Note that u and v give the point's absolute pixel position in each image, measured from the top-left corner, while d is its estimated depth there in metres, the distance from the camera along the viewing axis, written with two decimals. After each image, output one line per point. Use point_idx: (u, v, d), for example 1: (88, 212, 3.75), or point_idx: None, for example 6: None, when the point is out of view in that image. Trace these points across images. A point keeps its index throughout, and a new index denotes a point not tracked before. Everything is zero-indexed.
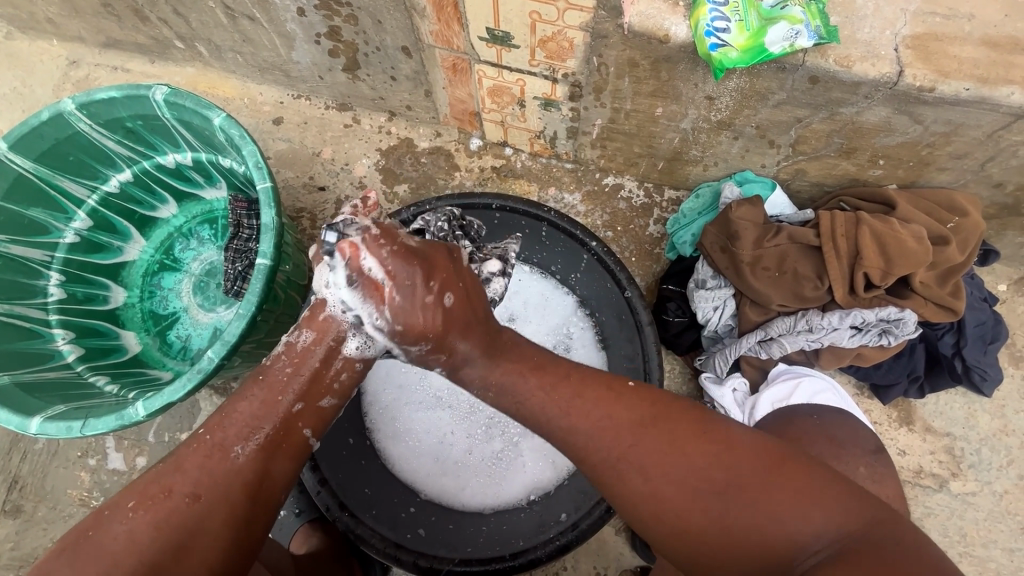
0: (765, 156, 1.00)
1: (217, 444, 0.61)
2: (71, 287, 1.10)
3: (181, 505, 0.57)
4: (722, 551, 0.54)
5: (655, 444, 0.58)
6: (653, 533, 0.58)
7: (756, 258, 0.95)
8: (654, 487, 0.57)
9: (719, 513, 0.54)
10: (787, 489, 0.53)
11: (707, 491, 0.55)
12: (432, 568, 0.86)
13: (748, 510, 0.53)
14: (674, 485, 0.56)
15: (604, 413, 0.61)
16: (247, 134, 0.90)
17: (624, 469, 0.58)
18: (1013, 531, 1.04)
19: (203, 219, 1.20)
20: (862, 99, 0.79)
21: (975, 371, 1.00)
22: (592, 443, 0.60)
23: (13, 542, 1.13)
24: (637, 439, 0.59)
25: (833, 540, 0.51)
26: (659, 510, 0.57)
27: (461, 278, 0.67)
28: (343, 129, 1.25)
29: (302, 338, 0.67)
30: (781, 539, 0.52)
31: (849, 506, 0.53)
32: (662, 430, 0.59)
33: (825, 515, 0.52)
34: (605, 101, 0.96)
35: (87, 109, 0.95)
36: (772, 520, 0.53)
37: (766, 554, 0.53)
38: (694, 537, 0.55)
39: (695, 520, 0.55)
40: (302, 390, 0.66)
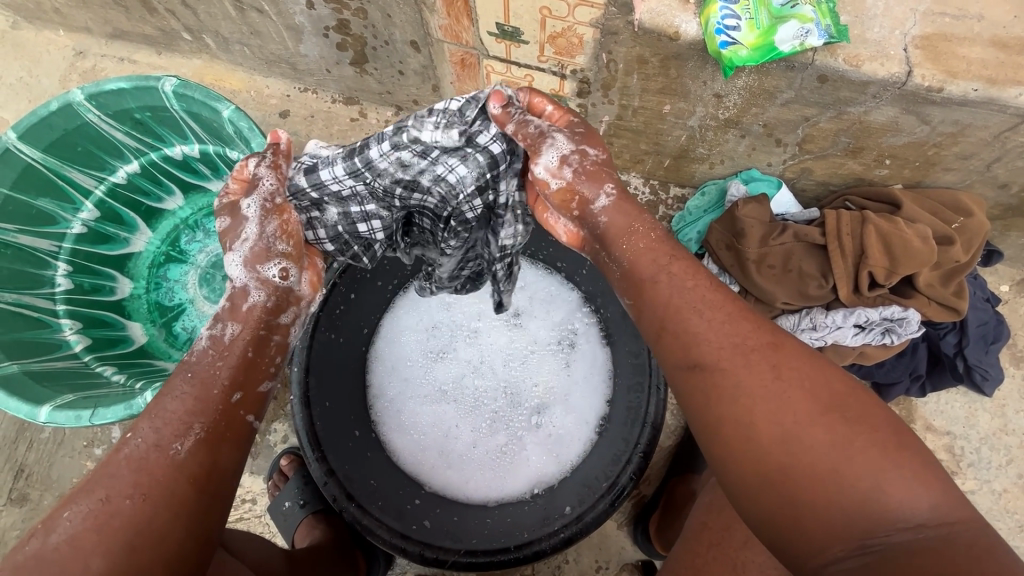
0: (771, 155, 1.00)
1: (160, 438, 0.57)
2: (78, 278, 1.10)
3: (121, 505, 0.54)
4: (812, 485, 0.49)
5: (795, 353, 0.55)
6: (741, 438, 0.53)
7: (761, 256, 0.96)
8: (773, 389, 0.53)
9: (834, 445, 0.50)
10: (910, 460, 0.49)
11: (827, 419, 0.51)
12: (437, 559, 0.82)
13: (858, 457, 0.49)
14: (798, 399, 0.52)
15: (743, 317, 0.58)
16: (256, 126, 0.90)
17: (753, 361, 0.55)
18: (1011, 529, 1.05)
19: (209, 211, 1.20)
20: (870, 98, 0.80)
21: (977, 370, 1.00)
22: (727, 328, 0.57)
23: (20, 530, 1.14)
24: (776, 345, 0.56)
25: (941, 525, 0.47)
26: (766, 419, 0.52)
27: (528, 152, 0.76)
28: (349, 122, 1.26)
29: (229, 332, 0.66)
30: (882, 498, 0.47)
31: (961, 504, 0.48)
32: (800, 353, 0.55)
33: (937, 501, 0.47)
34: (613, 98, 0.96)
35: (96, 100, 0.95)
36: (879, 479, 0.48)
37: (863, 512, 0.48)
38: (790, 459, 0.50)
39: (806, 441, 0.50)
40: (236, 376, 0.64)
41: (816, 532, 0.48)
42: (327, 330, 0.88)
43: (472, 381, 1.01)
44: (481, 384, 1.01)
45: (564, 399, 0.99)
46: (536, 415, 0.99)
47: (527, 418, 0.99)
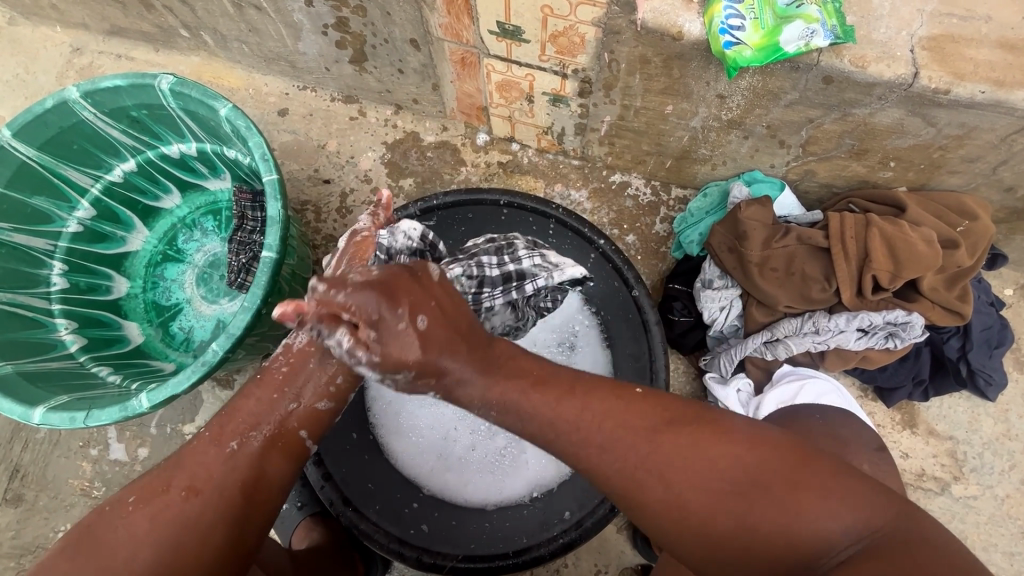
0: (775, 156, 0.99)
1: (217, 438, 0.60)
2: (74, 277, 1.09)
3: (179, 501, 0.57)
4: (747, 554, 0.52)
5: (673, 447, 0.54)
6: (667, 535, 0.56)
7: (764, 258, 0.95)
8: (675, 489, 0.54)
9: (741, 518, 0.52)
10: (809, 493, 0.51)
11: (727, 500, 0.52)
12: (435, 564, 0.86)
13: (770, 512, 0.51)
14: (694, 493, 0.53)
15: (619, 428, 0.56)
16: (253, 126, 0.89)
17: (646, 476, 0.55)
18: (1014, 535, 1.04)
19: (207, 210, 1.19)
20: (876, 100, 0.79)
21: (980, 375, 1.00)
22: (610, 457, 0.56)
23: (15, 531, 1.13)
24: (656, 446, 0.55)
25: (854, 538, 0.50)
26: (679, 520, 0.54)
27: (431, 295, 0.57)
28: (348, 121, 1.24)
29: (297, 341, 0.64)
30: (803, 537, 0.50)
31: (870, 501, 0.51)
32: (680, 433, 0.55)
33: (846, 514, 0.50)
34: (615, 99, 0.95)
35: (91, 97, 0.94)
36: (795, 522, 0.50)
37: (785, 557, 0.51)
38: (713, 543, 0.53)
39: (716, 527, 0.53)
40: (301, 388, 0.64)
41: None
42: None
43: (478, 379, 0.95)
44: None
45: None
46: None
47: None
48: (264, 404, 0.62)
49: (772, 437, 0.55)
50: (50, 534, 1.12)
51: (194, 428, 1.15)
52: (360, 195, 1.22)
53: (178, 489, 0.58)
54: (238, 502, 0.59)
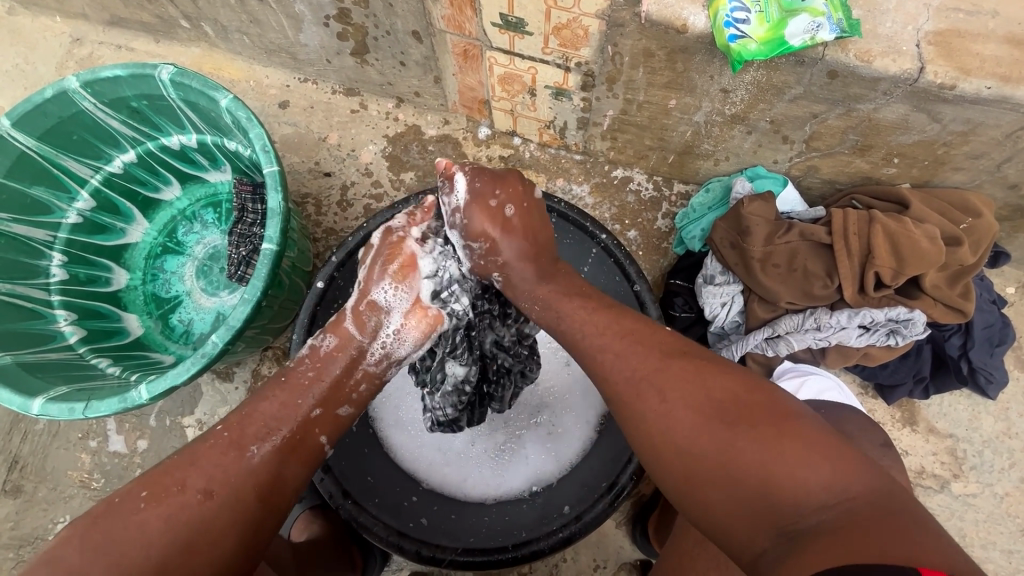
0: (778, 152, 0.99)
1: (234, 440, 0.60)
2: (73, 268, 1.09)
3: (193, 499, 0.56)
4: (720, 490, 0.52)
5: (679, 371, 0.57)
6: (654, 456, 0.57)
7: (766, 254, 0.94)
8: (666, 410, 0.56)
9: (725, 451, 0.52)
10: (797, 444, 0.50)
11: (715, 427, 0.53)
12: (433, 557, 0.83)
13: (749, 454, 0.51)
14: (685, 415, 0.55)
15: (637, 341, 0.61)
16: (254, 117, 0.89)
17: (646, 390, 0.58)
18: (1013, 533, 1.04)
19: (207, 203, 1.19)
20: (881, 95, 0.78)
21: (981, 372, 1.00)
22: (619, 364, 0.60)
23: (14, 522, 1.13)
24: (664, 365, 0.58)
25: (835, 502, 0.47)
26: (666, 439, 0.55)
27: (524, 196, 0.73)
28: (350, 114, 1.24)
29: (326, 343, 0.68)
30: (778, 487, 0.49)
31: (863, 476, 0.49)
32: (687, 364, 0.58)
33: (832, 476, 0.48)
34: (618, 92, 0.95)
35: (91, 87, 0.94)
36: (773, 470, 0.50)
37: (761, 504, 0.50)
38: (695, 469, 0.53)
39: (698, 452, 0.53)
40: (323, 394, 0.66)
41: (737, 531, 0.51)
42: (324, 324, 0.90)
43: None
44: None
45: (563, 398, 0.96)
46: (536, 414, 0.96)
47: (526, 416, 0.96)
48: (286, 408, 0.63)
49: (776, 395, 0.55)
50: (49, 525, 1.12)
51: (194, 420, 1.15)
52: (361, 188, 1.21)
53: (191, 489, 0.56)
54: (253, 505, 0.58)
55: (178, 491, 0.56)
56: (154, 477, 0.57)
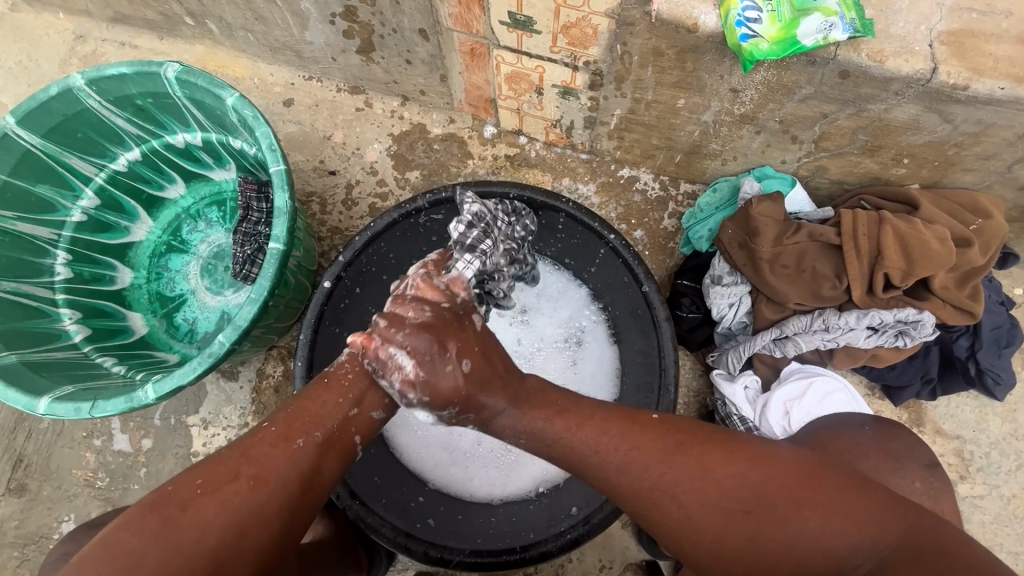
0: (787, 152, 0.98)
1: (281, 434, 0.58)
2: (77, 267, 1.08)
3: (245, 490, 0.55)
4: (763, 568, 0.53)
5: (688, 471, 0.55)
6: (685, 551, 0.56)
7: (775, 255, 0.94)
8: (688, 513, 0.54)
9: (757, 533, 0.52)
10: (821, 509, 0.51)
11: (742, 516, 0.53)
12: (442, 559, 0.83)
13: (782, 529, 0.52)
14: (707, 510, 0.54)
15: (634, 447, 0.57)
16: (260, 115, 0.88)
17: (660, 498, 0.55)
18: (1020, 535, 1.03)
19: (211, 201, 1.18)
20: (893, 95, 0.78)
21: (989, 374, 0.99)
22: (627, 476, 0.56)
23: (18, 521, 1.13)
24: (668, 468, 0.55)
25: (867, 555, 0.50)
26: (695, 537, 0.55)
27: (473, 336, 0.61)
28: (354, 112, 1.23)
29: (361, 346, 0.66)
30: (815, 555, 0.51)
31: (882, 513, 0.51)
32: (694, 456, 0.56)
33: (859, 529, 0.50)
34: (626, 91, 0.94)
35: (96, 85, 0.93)
36: (807, 537, 0.51)
37: (803, 574, 0.51)
38: (732, 555, 0.54)
39: (732, 542, 0.53)
40: (362, 392, 0.63)
41: None
42: (332, 323, 0.89)
43: None
44: None
45: None
46: None
47: None
48: (328, 407, 0.61)
49: (783, 458, 0.55)
50: (54, 524, 1.12)
51: (199, 419, 1.14)
52: (366, 187, 1.21)
53: (242, 479, 0.56)
54: (296, 496, 0.57)
55: (230, 480, 0.55)
56: (209, 465, 0.56)
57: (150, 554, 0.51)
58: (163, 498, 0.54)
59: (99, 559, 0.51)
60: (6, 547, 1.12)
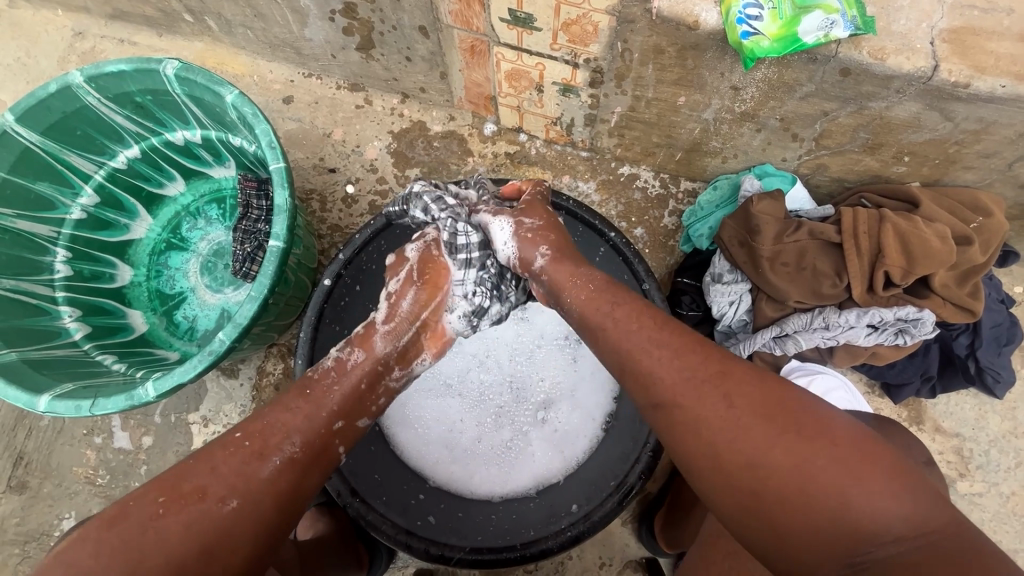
0: (787, 150, 0.98)
1: (255, 450, 0.59)
2: (77, 264, 1.08)
3: (215, 508, 0.55)
4: (786, 511, 0.48)
5: (744, 377, 0.53)
6: (705, 467, 0.52)
7: (775, 253, 0.94)
8: (729, 418, 0.51)
9: (796, 465, 0.48)
10: (874, 466, 0.47)
11: (787, 442, 0.49)
12: (442, 555, 0.82)
13: (824, 473, 0.47)
14: (749, 424, 0.50)
15: (694, 346, 0.57)
16: (260, 112, 0.88)
17: (705, 394, 0.53)
18: (1019, 532, 1.04)
19: (211, 198, 1.18)
20: (894, 93, 0.77)
21: (989, 372, 0.99)
22: (675, 367, 0.56)
23: (19, 518, 1.13)
24: (724, 370, 0.54)
25: (912, 534, 0.44)
26: (727, 448, 0.51)
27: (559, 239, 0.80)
28: (354, 109, 1.23)
29: (354, 357, 0.69)
30: (852, 512, 0.46)
31: (938, 505, 0.46)
32: (753, 373, 0.54)
33: (909, 509, 0.45)
34: (626, 89, 0.94)
35: (95, 82, 0.93)
36: (848, 493, 0.46)
37: (834, 528, 0.46)
38: (756, 481, 0.49)
39: (764, 466, 0.49)
40: (342, 406, 0.66)
41: (799, 552, 0.47)
42: (332, 321, 0.89)
43: (477, 375, 0.97)
44: (488, 378, 0.97)
45: (571, 395, 0.96)
46: (543, 411, 0.96)
47: (533, 413, 0.96)
48: (305, 420, 0.63)
49: (845, 416, 0.51)
50: (55, 521, 1.12)
51: (199, 417, 1.14)
52: (366, 184, 1.21)
53: (211, 497, 0.56)
54: (271, 512, 0.58)
55: (198, 499, 0.55)
56: (177, 482, 0.56)
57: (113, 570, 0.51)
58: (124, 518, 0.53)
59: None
60: (7, 544, 1.12)
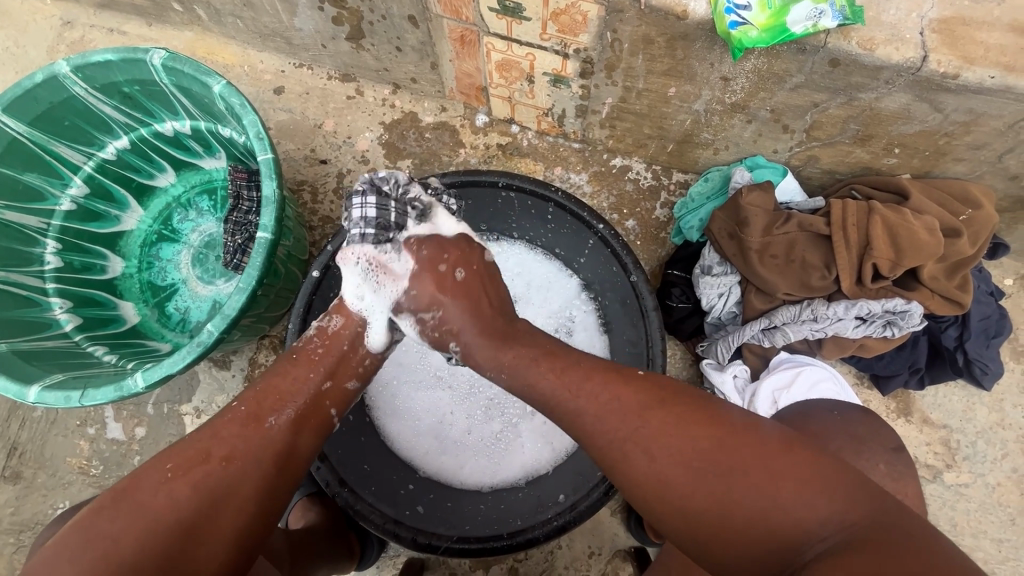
0: (779, 141, 0.98)
1: (251, 414, 0.61)
2: (67, 256, 1.08)
3: (218, 468, 0.58)
4: (729, 538, 0.51)
5: (663, 423, 0.56)
6: (652, 515, 0.56)
7: (764, 245, 0.94)
8: (659, 469, 0.54)
9: (726, 493, 0.52)
10: (793, 475, 0.51)
11: (712, 477, 0.52)
12: (430, 545, 0.83)
13: (751, 497, 0.51)
14: (676, 468, 0.54)
15: (613, 397, 0.59)
16: (248, 103, 0.88)
17: (633, 450, 0.56)
18: (1004, 522, 1.04)
19: (201, 189, 1.18)
20: (883, 84, 0.77)
21: (977, 364, 1.00)
22: (600, 426, 0.58)
23: (14, 507, 1.14)
24: (644, 419, 0.56)
25: (839, 530, 0.48)
26: (662, 495, 0.54)
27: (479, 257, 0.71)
28: (345, 100, 1.22)
29: (332, 324, 0.69)
30: (784, 525, 0.50)
31: (859, 495, 0.50)
32: (672, 412, 0.56)
33: (830, 507, 0.49)
34: (617, 80, 0.93)
35: (82, 72, 0.92)
36: (777, 508, 0.50)
37: (769, 543, 0.50)
38: (697, 520, 0.53)
39: (700, 504, 0.52)
40: (333, 367, 0.68)
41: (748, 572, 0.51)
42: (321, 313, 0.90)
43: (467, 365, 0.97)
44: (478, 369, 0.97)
45: None
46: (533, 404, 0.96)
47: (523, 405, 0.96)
48: (297, 385, 0.65)
49: (765, 430, 0.54)
50: (49, 510, 1.13)
51: (192, 408, 1.15)
52: (357, 175, 1.20)
53: (214, 459, 0.58)
54: (272, 474, 0.60)
55: (202, 461, 0.58)
56: (181, 450, 0.58)
57: (125, 534, 0.53)
58: (136, 483, 0.56)
59: (81, 541, 0.53)
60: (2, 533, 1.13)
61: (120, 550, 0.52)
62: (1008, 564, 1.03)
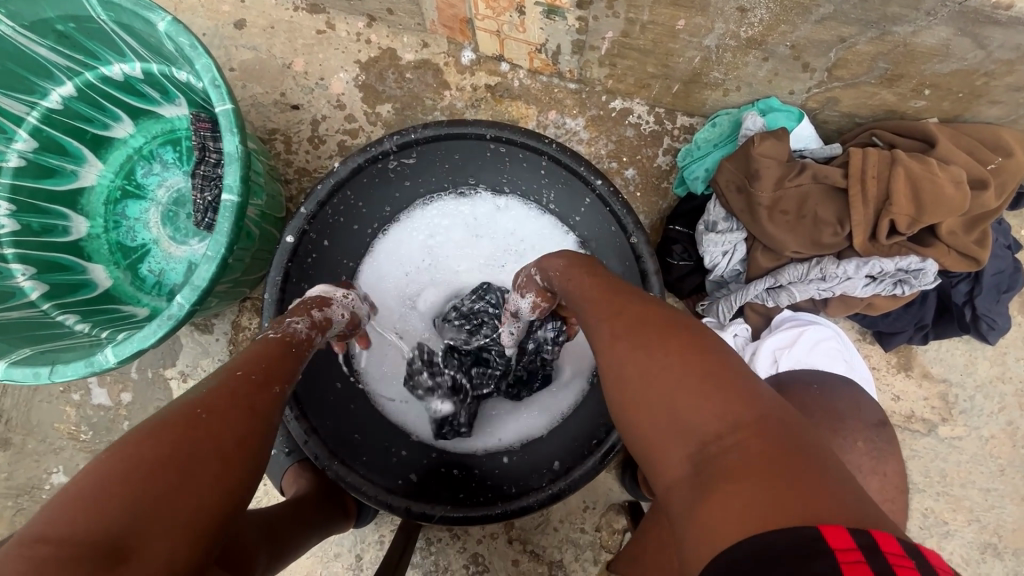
0: (796, 82, 0.88)
1: (263, 380, 0.56)
2: (24, 218, 0.99)
3: (246, 414, 0.51)
4: (643, 421, 0.50)
5: (634, 309, 0.57)
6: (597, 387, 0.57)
7: (775, 200, 0.87)
8: (610, 339, 0.56)
9: (652, 376, 0.50)
10: (724, 390, 0.46)
11: (648, 356, 0.51)
12: (424, 514, 0.79)
13: (672, 386, 0.48)
14: (621, 343, 0.54)
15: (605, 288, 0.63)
16: (198, 44, 0.77)
17: (600, 323, 0.59)
18: (993, 472, 1.05)
19: (164, 140, 1.08)
20: (923, 15, 0.68)
21: (984, 319, 0.96)
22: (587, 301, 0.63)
23: (7, 472, 1.12)
24: (620, 305, 0.59)
25: (742, 448, 0.43)
26: (607, 366, 0.55)
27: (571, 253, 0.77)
28: (315, 35, 1.09)
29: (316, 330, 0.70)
30: (689, 429, 0.46)
31: (786, 432, 0.44)
32: (644, 307, 0.57)
33: (744, 429, 0.44)
34: (619, 11, 0.82)
35: (6, 8, 0.82)
36: (692, 411, 0.47)
37: (674, 437, 0.47)
38: (623, 396, 0.52)
39: (628, 379, 0.52)
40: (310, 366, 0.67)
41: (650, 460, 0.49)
42: (298, 279, 0.84)
43: None
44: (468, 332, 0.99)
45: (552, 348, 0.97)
46: None
47: None
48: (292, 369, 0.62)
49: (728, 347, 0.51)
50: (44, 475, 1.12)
51: (177, 371, 1.12)
52: (333, 123, 1.10)
53: (239, 407, 0.51)
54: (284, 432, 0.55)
55: (230, 405, 0.50)
56: (209, 396, 0.50)
57: (161, 471, 0.43)
58: (167, 425, 0.45)
59: (101, 485, 0.40)
60: None
61: (159, 485, 0.42)
62: (992, 511, 1.05)
